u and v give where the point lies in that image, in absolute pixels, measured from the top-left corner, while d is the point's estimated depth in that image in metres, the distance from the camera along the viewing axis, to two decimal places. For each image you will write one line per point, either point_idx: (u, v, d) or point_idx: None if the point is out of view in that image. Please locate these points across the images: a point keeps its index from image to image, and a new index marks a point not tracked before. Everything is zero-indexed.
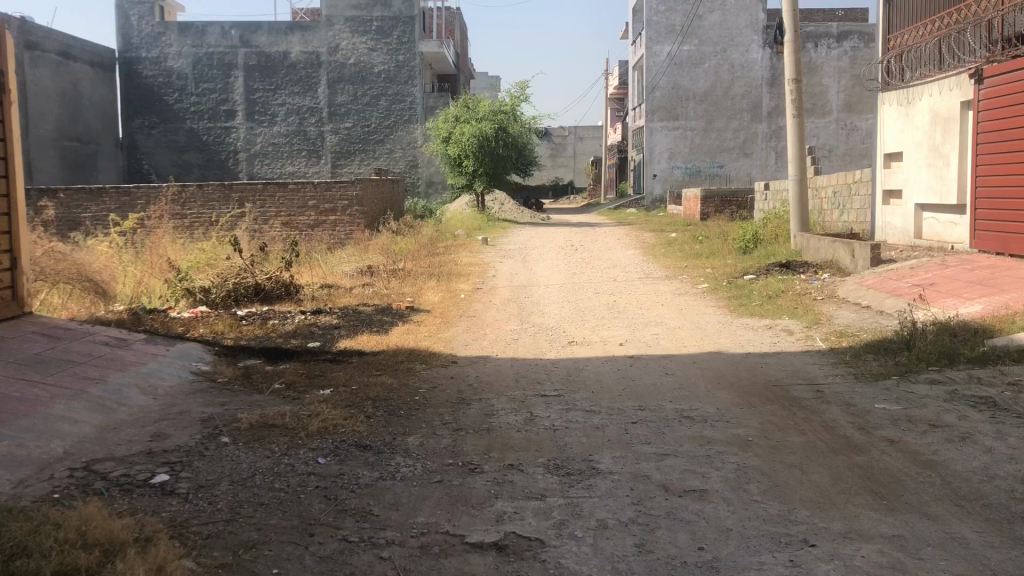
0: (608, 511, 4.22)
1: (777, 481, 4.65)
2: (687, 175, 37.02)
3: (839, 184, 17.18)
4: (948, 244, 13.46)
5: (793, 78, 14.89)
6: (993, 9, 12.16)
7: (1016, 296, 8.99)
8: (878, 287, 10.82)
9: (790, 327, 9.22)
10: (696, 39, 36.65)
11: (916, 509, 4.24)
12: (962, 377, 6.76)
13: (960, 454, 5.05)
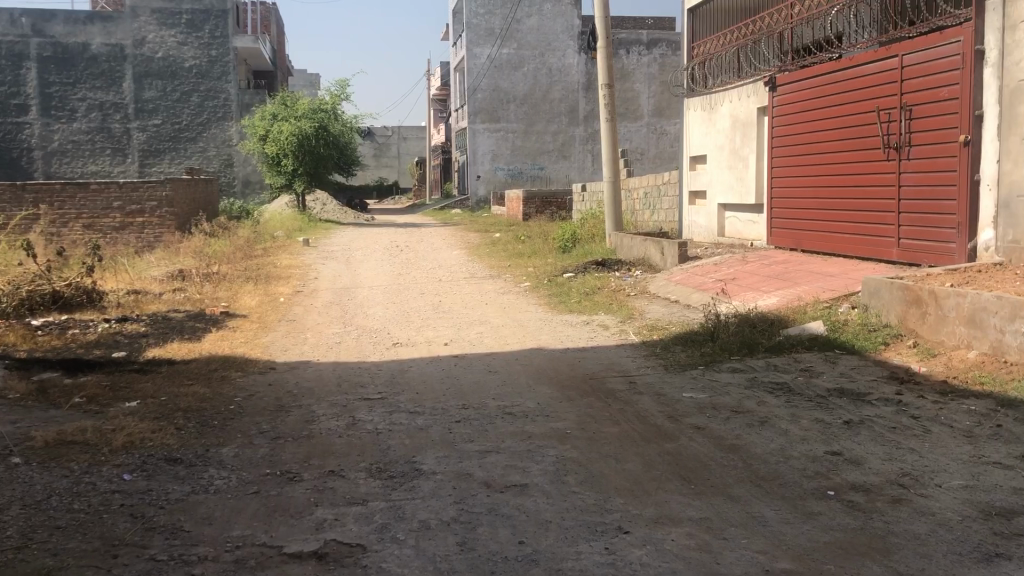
0: (430, 512, 4.22)
1: (594, 472, 4.80)
2: (511, 177, 37.68)
3: (650, 185, 18.00)
4: (748, 242, 14.38)
5: (606, 83, 15.46)
6: (783, 21, 13.12)
7: (807, 289, 9.72)
8: (686, 283, 11.41)
9: (606, 322, 9.57)
10: (515, 42, 37.35)
11: (721, 491, 4.49)
12: (760, 365, 7.24)
13: (759, 437, 5.40)
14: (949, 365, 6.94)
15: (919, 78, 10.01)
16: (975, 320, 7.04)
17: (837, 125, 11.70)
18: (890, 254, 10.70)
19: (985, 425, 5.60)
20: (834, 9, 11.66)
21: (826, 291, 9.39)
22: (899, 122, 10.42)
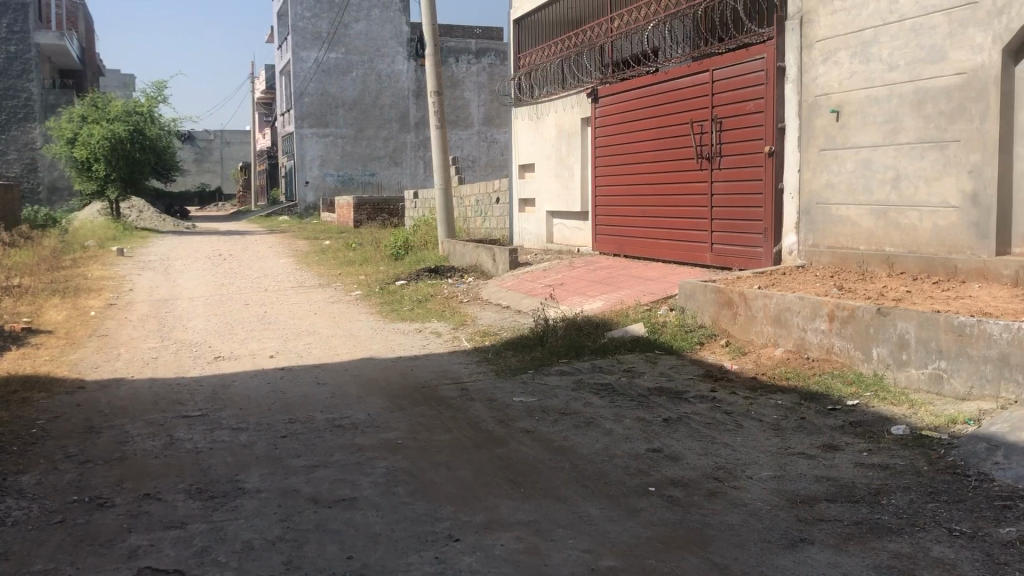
0: (254, 531, 4.06)
1: (424, 481, 4.78)
2: (340, 182, 37.06)
3: (481, 193, 18.21)
4: (574, 248, 14.78)
5: (435, 90, 15.50)
6: (604, 34, 13.57)
7: (630, 292, 10.08)
8: (516, 288, 11.59)
9: (439, 329, 9.57)
10: (343, 47, 36.88)
11: (549, 493, 4.57)
12: (586, 367, 7.45)
13: (586, 438, 5.55)
14: (758, 362, 7.38)
15: (728, 92, 10.60)
16: (781, 320, 7.53)
17: (656, 135, 12.21)
18: (705, 259, 11.26)
19: (790, 418, 5.99)
20: (651, 25, 12.15)
21: (648, 295, 9.77)
22: (711, 133, 10.99)
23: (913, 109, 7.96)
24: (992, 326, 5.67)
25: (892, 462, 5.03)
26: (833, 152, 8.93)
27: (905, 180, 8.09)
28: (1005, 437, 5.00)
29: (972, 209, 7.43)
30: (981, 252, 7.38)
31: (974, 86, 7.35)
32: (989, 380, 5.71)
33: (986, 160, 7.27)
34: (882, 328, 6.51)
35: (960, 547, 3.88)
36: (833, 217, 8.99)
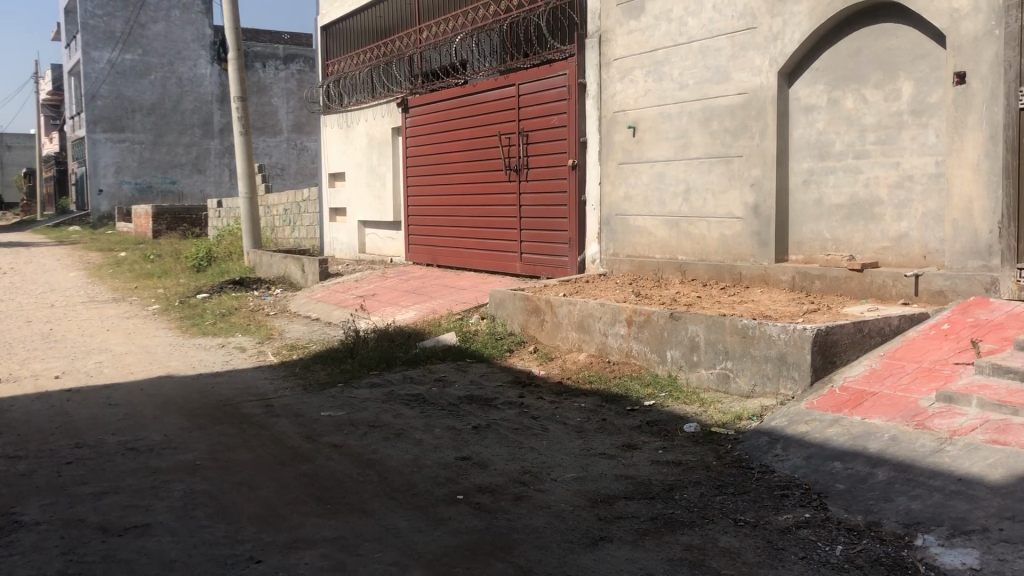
0: (31, 568, 3.74)
1: (224, 502, 4.58)
2: (138, 191, 35.08)
3: (289, 202, 17.77)
4: (386, 258, 14.70)
5: (238, 96, 14.99)
6: (413, 45, 13.59)
7: (441, 302, 10.14)
8: (326, 300, 11.38)
9: (243, 343, 9.23)
10: (140, 49, 34.99)
11: (356, 508, 4.50)
12: (397, 378, 7.41)
13: (394, 450, 5.51)
14: (564, 367, 7.61)
15: (534, 106, 10.90)
16: (584, 325, 7.80)
17: (465, 146, 12.36)
18: (514, 268, 11.49)
19: (593, 420, 6.21)
20: (458, 37, 12.28)
21: (458, 304, 9.86)
22: (518, 145, 11.24)
23: (702, 126, 8.48)
24: (771, 327, 6.13)
25: (685, 459, 5.32)
26: (631, 166, 9.37)
27: (695, 192, 8.60)
28: (784, 430, 5.42)
29: (754, 219, 8.00)
30: (763, 260, 7.96)
31: (755, 105, 7.94)
32: (770, 377, 6.16)
33: (766, 174, 7.85)
34: (675, 332, 6.88)
35: (744, 535, 4.16)
36: (632, 227, 9.43)
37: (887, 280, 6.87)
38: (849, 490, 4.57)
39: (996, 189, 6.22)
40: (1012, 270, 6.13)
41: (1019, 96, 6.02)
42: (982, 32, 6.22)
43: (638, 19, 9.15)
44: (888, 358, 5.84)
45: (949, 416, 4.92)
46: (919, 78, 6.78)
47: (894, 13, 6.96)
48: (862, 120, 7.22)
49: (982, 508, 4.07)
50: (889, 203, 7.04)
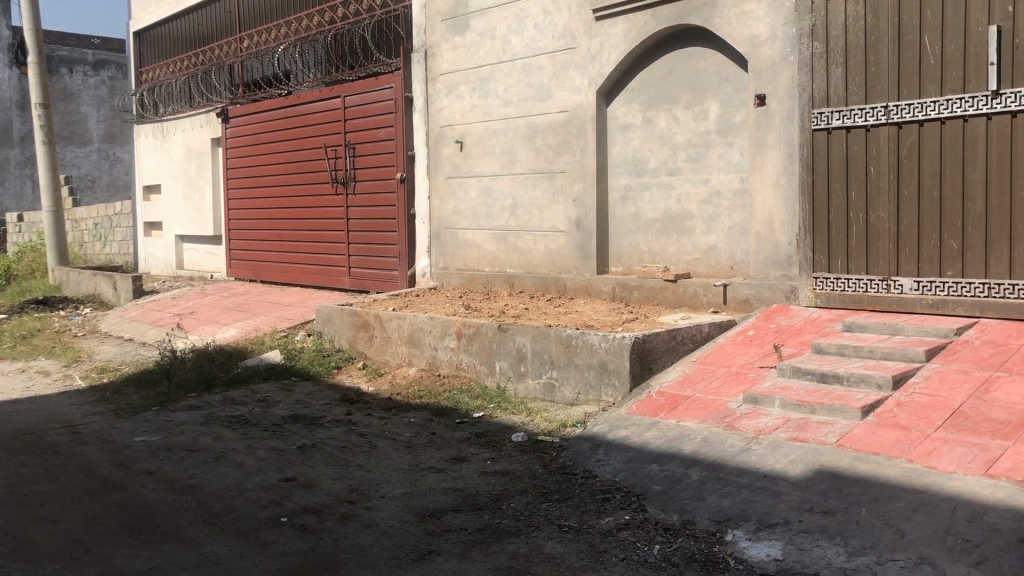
0: None
1: (23, 539, 4.25)
2: None
3: (100, 216, 16.75)
4: (207, 273, 14.12)
5: (40, 103, 14.00)
6: (233, 54, 13.18)
7: (265, 319, 9.83)
8: (140, 319, 10.81)
9: (46, 368, 8.59)
10: None
11: (172, 536, 4.28)
12: (217, 400, 7.11)
13: (214, 474, 5.29)
14: (392, 382, 7.56)
15: (360, 119, 10.81)
16: (413, 339, 7.78)
17: (289, 159, 12.09)
18: (342, 282, 11.30)
19: (421, 434, 6.19)
20: (281, 47, 12.02)
21: (284, 320, 9.60)
22: (344, 158, 11.10)
23: (526, 142, 8.66)
24: (593, 336, 6.33)
25: (511, 468, 5.39)
26: (459, 180, 9.46)
27: (521, 207, 8.77)
28: (605, 436, 5.61)
29: (577, 233, 8.24)
30: (585, 272, 8.20)
31: (575, 123, 8.21)
32: (592, 385, 6.35)
33: (587, 190, 8.12)
34: (503, 343, 6.98)
35: (568, 541, 4.26)
36: (460, 241, 9.51)
37: (699, 290, 7.24)
38: (665, 491, 4.78)
39: (793, 204, 6.69)
40: (809, 278, 6.62)
41: (812, 118, 6.53)
42: (779, 58, 6.70)
43: (463, 35, 9.26)
44: (700, 364, 6.16)
45: (755, 417, 5.25)
46: (725, 100, 7.22)
47: (701, 37, 7.39)
48: (674, 138, 7.61)
49: (785, 501, 4.36)
50: (699, 217, 7.44)
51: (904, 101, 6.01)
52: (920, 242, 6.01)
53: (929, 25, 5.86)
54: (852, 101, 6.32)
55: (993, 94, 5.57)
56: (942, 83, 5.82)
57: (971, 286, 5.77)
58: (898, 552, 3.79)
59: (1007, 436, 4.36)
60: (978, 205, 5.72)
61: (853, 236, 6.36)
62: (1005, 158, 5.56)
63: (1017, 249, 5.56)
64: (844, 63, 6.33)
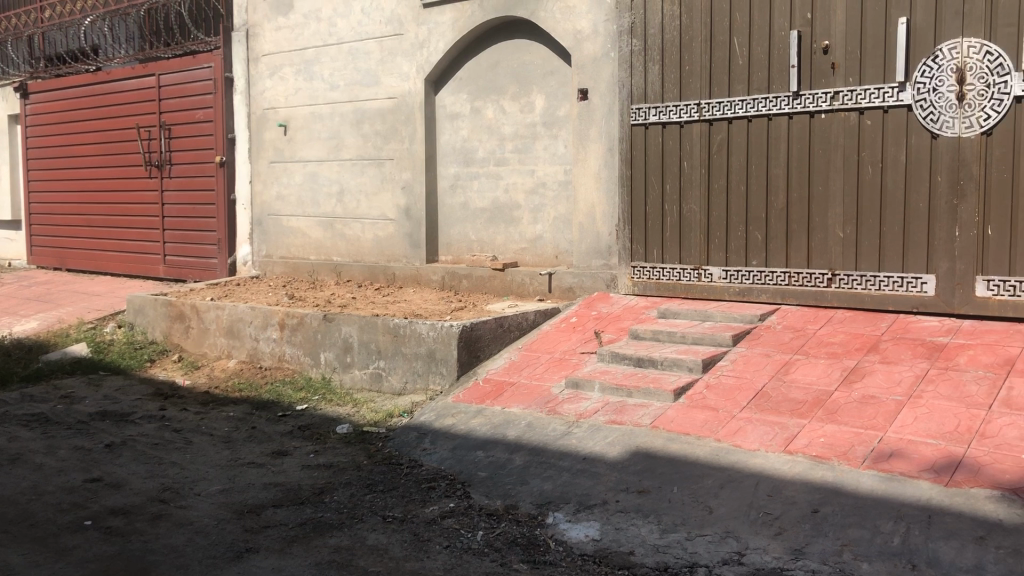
0: None
1: None
2: None
3: None
4: (4, 261, 13.04)
5: None
6: (32, 24, 12.21)
7: (70, 310, 9.18)
8: None
9: None
10: None
11: None
12: (14, 397, 6.59)
13: (8, 477, 4.89)
14: (211, 376, 7.26)
15: (176, 99, 10.28)
16: (233, 331, 7.50)
17: (98, 139, 11.35)
18: (157, 271, 10.72)
19: (241, 429, 5.98)
20: (87, 19, 11.23)
21: (91, 311, 9.00)
22: (158, 140, 10.52)
23: (353, 128, 8.52)
24: (420, 326, 6.30)
25: (335, 461, 5.30)
26: (282, 165, 9.18)
27: (348, 194, 8.61)
28: (431, 425, 5.61)
29: (406, 221, 8.18)
30: (414, 261, 8.15)
31: (403, 110, 8.13)
32: (419, 374, 6.33)
33: (415, 178, 8.08)
34: (328, 334, 6.84)
35: (392, 531, 4.23)
36: (284, 228, 9.23)
37: (526, 279, 7.37)
38: (490, 477, 4.83)
39: (614, 196, 6.92)
40: (628, 267, 6.87)
41: (631, 113, 6.76)
42: (601, 53, 6.91)
43: (287, 16, 8.98)
44: (525, 351, 6.27)
45: (576, 401, 5.39)
46: (550, 92, 7.38)
47: (527, 29, 7.51)
48: (501, 129, 7.69)
49: (603, 483, 4.51)
50: (526, 207, 7.56)
51: (715, 99, 6.32)
52: (728, 234, 6.35)
53: (738, 28, 6.19)
54: (667, 97, 6.58)
55: (794, 95, 5.96)
56: (749, 84, 6.16)
57: (773, 274, 6.15)
58: (705, 527, 4.00)
59: (803, 415, 4.69)
60: (779, 199, 6.10)
61: (669, 227, 6.64)
62: (803, 155, 5.96)
63: (814, 241, 5.97)
64: (660, 61, 6.59)
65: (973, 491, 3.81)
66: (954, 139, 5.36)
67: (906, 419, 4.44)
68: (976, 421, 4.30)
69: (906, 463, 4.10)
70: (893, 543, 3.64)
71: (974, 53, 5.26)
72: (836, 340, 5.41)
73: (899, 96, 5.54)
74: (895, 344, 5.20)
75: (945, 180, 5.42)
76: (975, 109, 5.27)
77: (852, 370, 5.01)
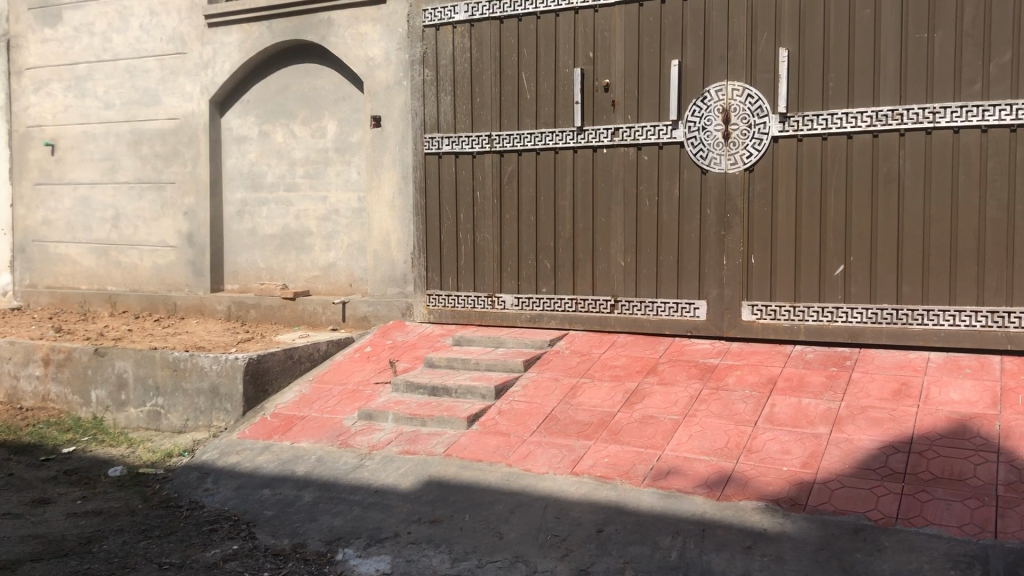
0: None
1: None
2: None
3: None
4: None
5: None
6: None
7: None
8: None
9: None
10: None
11: None
12: None
13: None
14: None
15: None
16: None
17: None
18: None
19: None
20: None
21: None
22: None
23: (129, 150, 8.03)
24: (202, 359, 6.00)
25: (105, 507, 4.90)
26: (49, 188, 8.51)
27: (124, 219, 8.09)
28: (214, 463, 5.33)
29: (188, 248, 7.79)
30: (198, 290, 7.75)
31: (186, 132, 7.77)
32: (202, 411, 6.01)
33: (199, 203, 7.71)
34: (100, 369, 6.36)
35: None
36: (51, 255, 8.53)
37: (318, 307, 7.21)
38: (277, 516, 4.63)
39: (407, 224, 6.93)
40: (422, 295, 6.86)
41: (424, 142, 6.79)
42: (393, 82, 6.93)
43: (54, 28, 8.35)
44: (316, 383, 6.10)
45: (369, 433, 5.30)
46: (342, 119, 7.30)
47: (318, 54, 7.40)
48: (291, 153, 7.52)
49: (394, 515, 4.44)
50: (318, 234, 7.42)
51: (505, 131, 6.47)
52: (519, 262, 6.48)
53: (525, 63, 6.37)
54: (459, 128, 6.66)
55: (578, 129, 6.21)
56: (537, 117, 6.35)
57: (562, 301, 6.34)
58: (495, 553, 4.03)
59: (589, 436, 4.84)
60: (566, 229, 6.31)
61: (462, 255, 6.69)
62: (587, 187, 6.21)
63: (598, 269, 6.21)
64: (451, 91, 6.66)
65: (741, 503, 4.07)
66: (721, 175, 5.76)
67: (682, 437, 4.69)
68: (744, 436, 4.60)
69: (683, 480, 4.32)
70: (671, 558, 3.82)
71: (737, 96, 5.69)
72: (619, 363, 5.64)
73: (673, 133, 5.89)
74: (672, 366, 5.50)
75: (713, 212, 5.80)
76: (739, 146, 5.69)
77: (633, 392, 5.23)
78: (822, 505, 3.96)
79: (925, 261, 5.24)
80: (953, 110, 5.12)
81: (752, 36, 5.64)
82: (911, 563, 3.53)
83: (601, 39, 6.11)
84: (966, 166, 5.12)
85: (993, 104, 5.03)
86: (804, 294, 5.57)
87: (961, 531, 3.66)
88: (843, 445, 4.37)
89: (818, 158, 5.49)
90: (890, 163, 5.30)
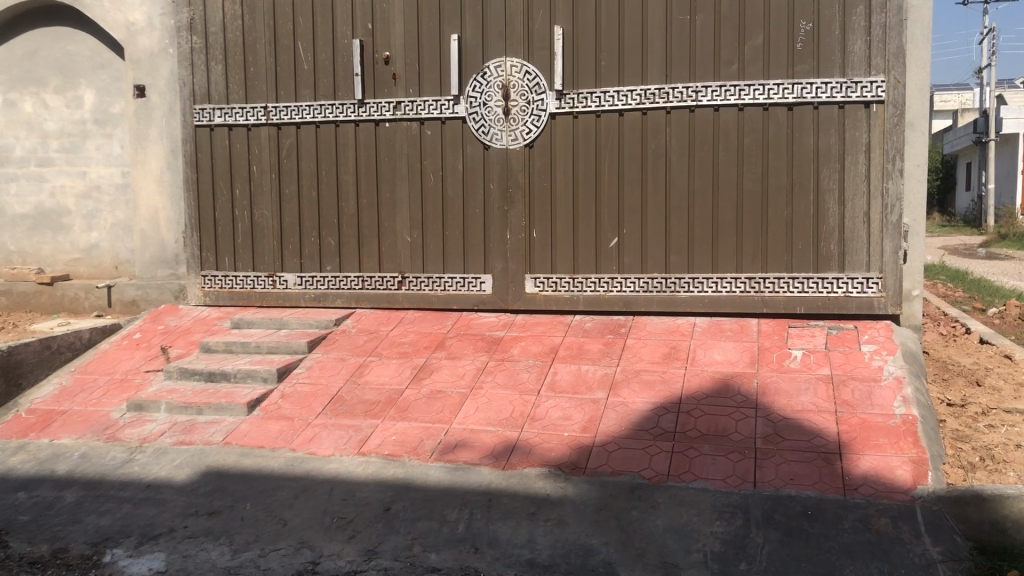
0: None
1: None
2: None
3: None
4: None
5: None
6: None
7: None
8: None
9: None
10: None
11: None
12: None
13: None
14: None
15: None
16: None
17: None
18: None
19: None
20: None
21: None
22: None
23: None
24: None
25: None
26: None
27: None
28: None
29: None
30: None
31: None
32: None
33: None
34: None
35: None
36: None
37: (79, 292, 6.67)
38: (33, 521, 4.21)
39: (178, 201, 6.53)
40: (197, 277, 6.50)
41: (195, 113, 6.40)
42: (157, 49, 6.48)
43: None
44: (80, 374, 5.66)
45: (139, 424, 4.97)
46: (100, 87, 6.76)
47: (71, 16, 6.77)
48: (43, 125, 6.88)
49: (168, 510, 4.18)
50: (77, 213, 6.85)
51: (282, 104, 6.21)
52: (302, 239, 6.27)
53: (301, 33, 6.13)
54: (232, 99, 6.33)
55: (358, 103, 6.06)
56: (315, 89, 6.15)
57: (347, 279, 6.19)
58: (279, 541, 3.88)
59: (376, 415, 4.77)
60: (350, 204, 6.16)
61: (239, 234, 6.39)
62: (370, 163, 6.10)
63: (383, 246, 6.13)
64: (223, 61, 6.32)
65: (525, 471, 4.15)
66: (502, 151, 5.82)
67: (469, 410, 4.72)
68: (527, 406, 4.69)
69: (469, 452, 4.35)
70: (458, 530, 3.83)
71: (515, 72, 5.75)
72: (406, 339, 5.60)
73: (453, 108, 5.89)
74: (459, 340, 5.52)
75: (496, 187, 5.86)
76: (519, 122, 5.77)
77: (420, 368, 5.21)
78: (601, 467, 4.11)
79: (691, 233, 5.56)
80: (714, 89, 5.42)
81: (528, 14, 5.73)
82: (681, 517, 3.75)
83: (380, 11, 5.98)
84: (725, 143, 5.45)
85: (748, 84, 5.37)
86: (581, 266, 5.76)
87: (725, 484, 3.91)
88: (619, 409, 4.56)
89: (592, 135, 5.67)
90: (658, 140, 5.56)
